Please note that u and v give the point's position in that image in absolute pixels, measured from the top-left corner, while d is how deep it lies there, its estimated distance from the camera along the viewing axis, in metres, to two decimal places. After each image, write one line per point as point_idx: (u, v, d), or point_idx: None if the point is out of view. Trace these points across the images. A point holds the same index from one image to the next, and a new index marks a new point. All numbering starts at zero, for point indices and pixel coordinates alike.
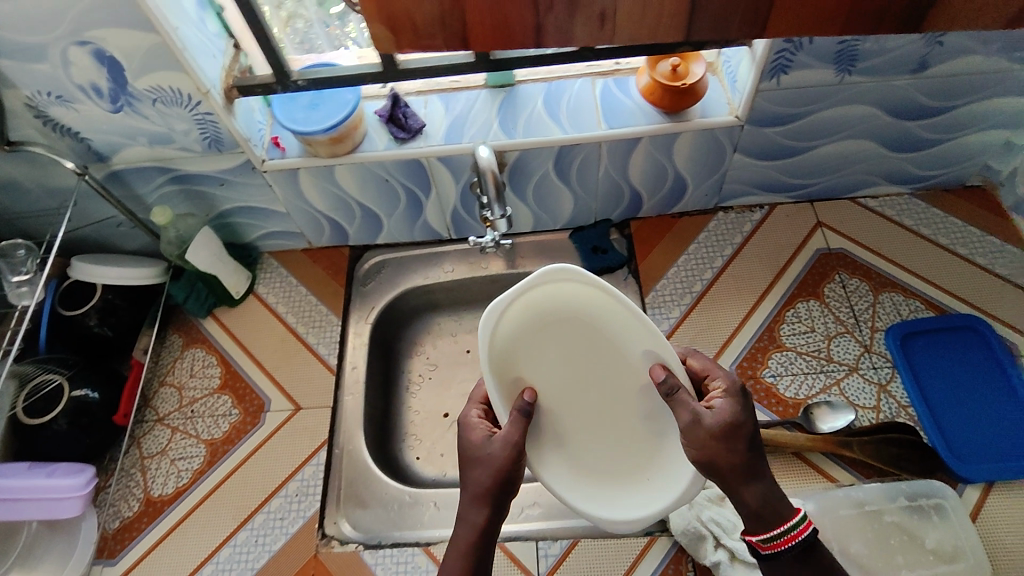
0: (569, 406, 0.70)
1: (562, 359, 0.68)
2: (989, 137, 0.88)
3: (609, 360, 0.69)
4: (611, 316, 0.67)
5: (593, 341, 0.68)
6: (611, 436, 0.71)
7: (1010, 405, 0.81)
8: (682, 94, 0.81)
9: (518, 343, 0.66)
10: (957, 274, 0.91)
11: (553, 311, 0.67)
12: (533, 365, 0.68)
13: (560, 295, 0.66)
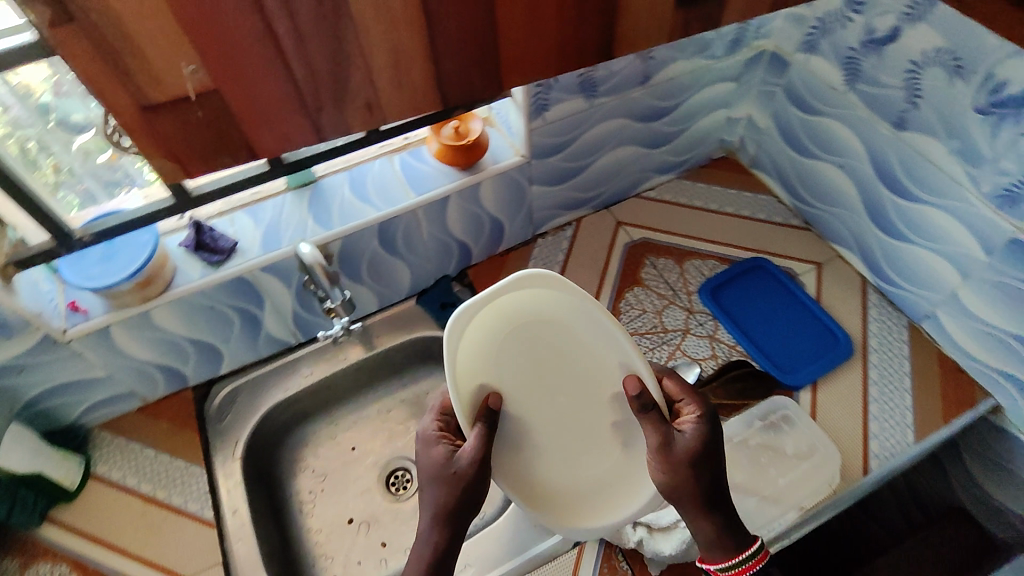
0: (539, 418, 0.71)
1: (536, 371, 0.68)
2: (713, 118, 1.09)
3: (580, 370, 0.70)
4: (588, 327, 0.68)
5: (569, 350, 0.69)
6: (585, 449, 0.73)
7: (806, 316, 0.99)
8: (470, 150, 0.90)
9: (489, 352, 0.66)
10: (733, 228, 1.10)
11: (526, 320, 0.66)
12: (504, 380, 0.68)
13: (539, 303, 0.66)
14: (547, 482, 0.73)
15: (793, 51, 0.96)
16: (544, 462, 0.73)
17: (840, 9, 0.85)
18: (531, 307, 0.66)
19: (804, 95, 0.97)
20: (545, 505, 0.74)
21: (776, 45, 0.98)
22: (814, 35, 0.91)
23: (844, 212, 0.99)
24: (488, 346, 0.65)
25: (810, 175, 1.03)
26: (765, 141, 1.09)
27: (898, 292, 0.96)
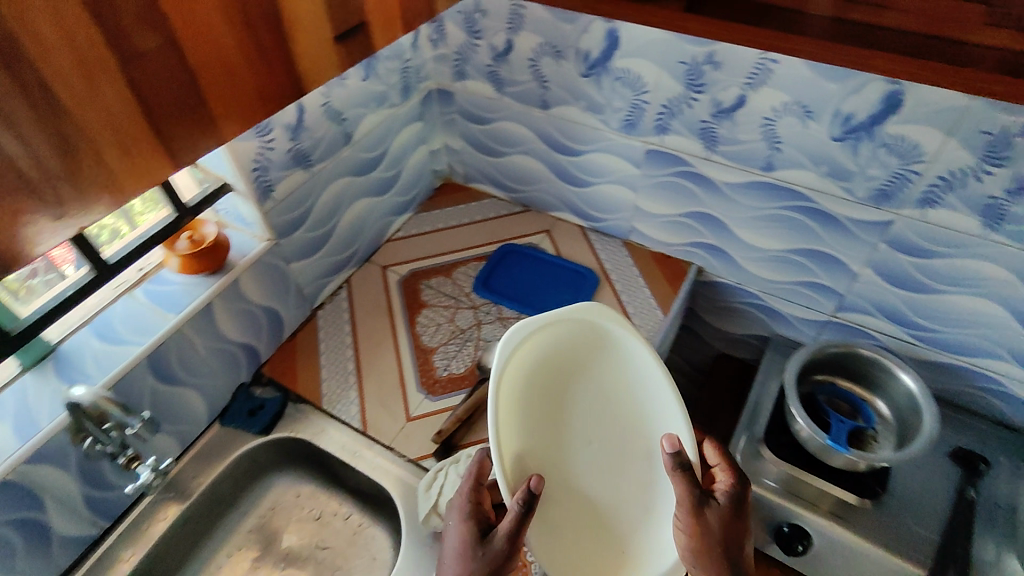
0: (580, 467, 0.78)
1: (560, 413, 0.78)
2: (418, 155, 1.26)
3: (619, 421, 0.79)
4: (620, 373, 0.80)
5: (595, 392, 0.80)
6: (627, 506, 0.78)
7: (558, 269, 1.19)
8: (212, 252, 0.91)
9: (521, 389, 0.76)
10: (475, 232, 1.27)
11: (557, 357, 0.79)
12: (533, 428, 0.76)
13: (565, 338, 0.80)
14: (589, 550, 0.76)
15: (452, 82, 1.19)
16: (585, 525, 0.77)
17: (467, 41, 1.09)
18: (552, 342, 0.79)
19: (475, 111, 1.20)
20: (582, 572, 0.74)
21: (437, 82, 1.20)
22: (459, 64, 1.14)
23: (544, 185, 1.24)
24: (521, 383, 0.76)
25: (509, 169, 1.26)
26: (466, 158, 1.31)
27: (605, 224, 1.22)
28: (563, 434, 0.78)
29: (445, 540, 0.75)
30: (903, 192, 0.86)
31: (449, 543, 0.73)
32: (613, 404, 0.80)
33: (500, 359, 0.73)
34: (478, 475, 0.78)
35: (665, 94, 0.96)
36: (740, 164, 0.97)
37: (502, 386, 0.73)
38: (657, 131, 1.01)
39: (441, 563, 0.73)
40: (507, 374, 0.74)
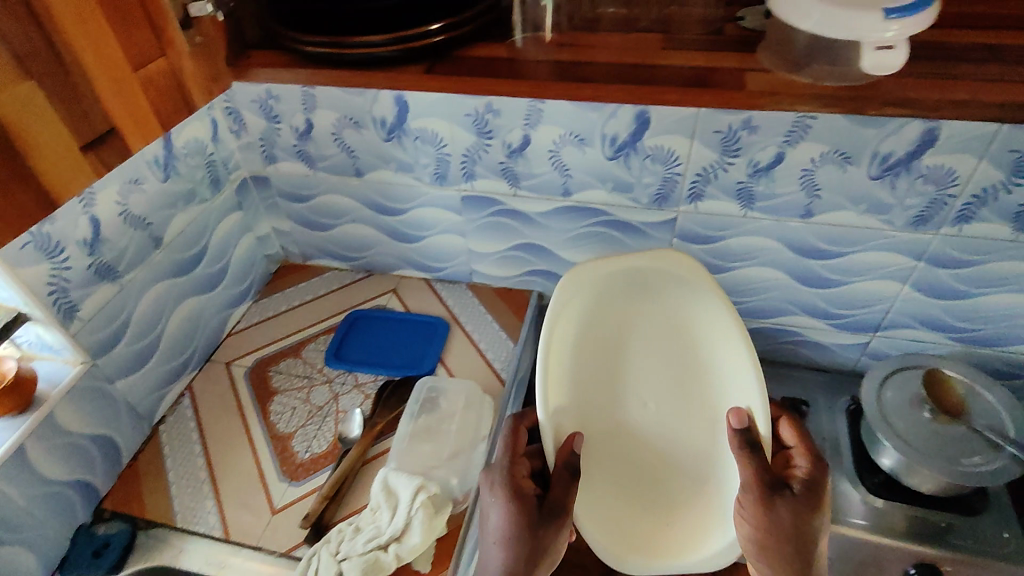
0: (629, 400, 0.91)
1: (619, 340, 0.92)
2: (245, 244, 1.24)
3: (683, 376, 0.91)
4: (705, 323, 0.90)
5: (661, 329, 0.92)
6: (692, 465, 0.88)
7: (407, 323, 1.21)
8: (16, 389, 0.83)
9: (581, 322, 0.89)
10: (319, 306, 1.27)
11: (643, 280, 0.90)
12: (585, 361, 0.89)
13: (640, 263, 0.89)
14: (629, 495, 0.88)
15: (264, 168, 1.18)
16: (630, 496, 0.87)
17: (268, 126, 1.10)
18: (628, 266, 0.89)
19: (293, 191, 1.20)
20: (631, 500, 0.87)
21: (249, 170, 1.19)
22: (266, 149, 1.15)
23: (378, 248, 1.25)
24: (607, 281, 0.90)
25: (341, 239, 1.27)
26: (297, 237, 1.30)
27: (444, 273, 1.26)
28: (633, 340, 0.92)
29: (486, 518, 0.79)
30: (676, 190, 1.00)
31: (490, 513, 0.78)
32: (676, 330, 0.92)
33: (560, 294, 0.87)
34: (515, 448, 0.83)
35: (461, 145, 1.03)
36: (543, 193, 1.07)
37: (563, 308, 0.87)
38: (466, 178, 1.08)
39: (485, 537, 0.78)
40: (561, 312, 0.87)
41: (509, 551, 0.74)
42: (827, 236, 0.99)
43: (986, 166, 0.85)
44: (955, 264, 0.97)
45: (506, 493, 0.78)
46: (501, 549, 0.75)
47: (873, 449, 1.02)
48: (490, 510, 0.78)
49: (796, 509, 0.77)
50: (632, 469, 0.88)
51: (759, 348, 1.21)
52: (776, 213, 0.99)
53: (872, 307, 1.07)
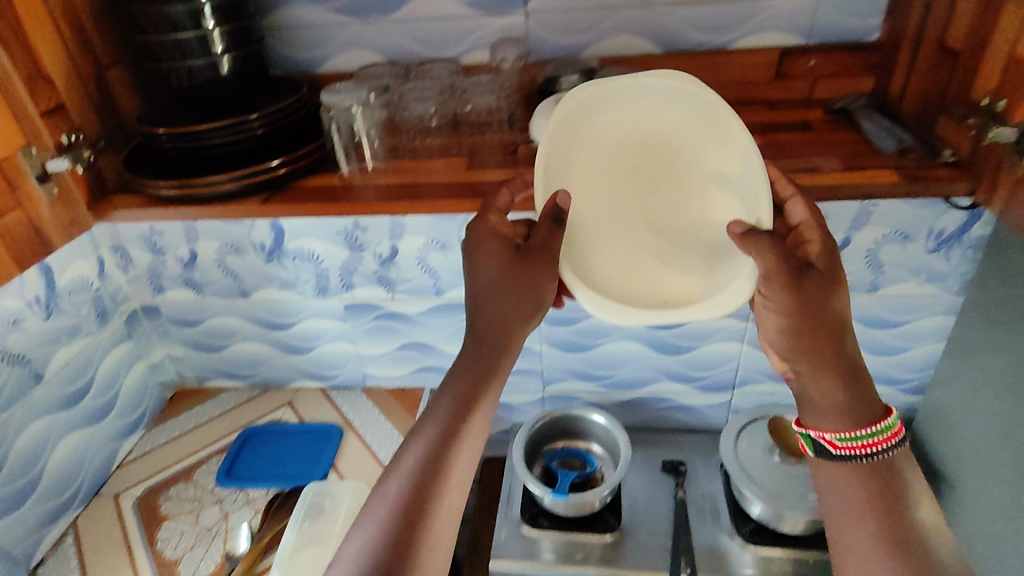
0: (635, 190, 0.70)
1: (664, 154, 0.69)
2: (136, 373, 1.26)
3: (681, 177, 0.69)
4: (692, 157, 0.69)
5: (667, 174, 0.70)
6: (699, 254, 0.68)
7: (300, 434, 1.24)
8: None
9: (632, 121, 0.70)
10: (214, 427, 1.28)
11: (637, 111, 0.70)
12: (588, 156, 0.69)
13: (644, 94, 0.69)
14: (674, 267, 0.68)
15: (153, 298, 1.23)
16: (653, 243, 0.69)
17: (154, 259, 1.17)
18: (657, 97, 0.69)
19: (183, 316, 1.26)
20: (632, 295, 0.66)
21: (140, 301, 1.24)
22: (154, 280, 1.20)
23: (271, 363, 1.30)
24: (606, 154, 0.70)
25: (235, 358, 1.31)
26: (191, 360, 1.33)
27: (338, 379, 1.31)
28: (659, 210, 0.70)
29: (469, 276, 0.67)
30: None
31: (483, 261, 0.65)
32: (671, 158, 0.69)
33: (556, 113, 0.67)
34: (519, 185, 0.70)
35: (336, 260, 1.12)
36: (417, 296, 1.16)
37: (578, 152, 0.69)
38: (345, 289, 1.16)
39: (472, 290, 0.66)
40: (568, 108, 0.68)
41: (487, 293, 0.63)
42: None
43: None
44: None
45: (494, 261, 0.65)
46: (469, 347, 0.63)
47: (743, 499, 1.07)
48: (483, 272, 0.64)
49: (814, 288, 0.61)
50: (641, 256, 0.69)
51: (638, 418, 1.30)
52: None
53: (722, 366, 1.20)
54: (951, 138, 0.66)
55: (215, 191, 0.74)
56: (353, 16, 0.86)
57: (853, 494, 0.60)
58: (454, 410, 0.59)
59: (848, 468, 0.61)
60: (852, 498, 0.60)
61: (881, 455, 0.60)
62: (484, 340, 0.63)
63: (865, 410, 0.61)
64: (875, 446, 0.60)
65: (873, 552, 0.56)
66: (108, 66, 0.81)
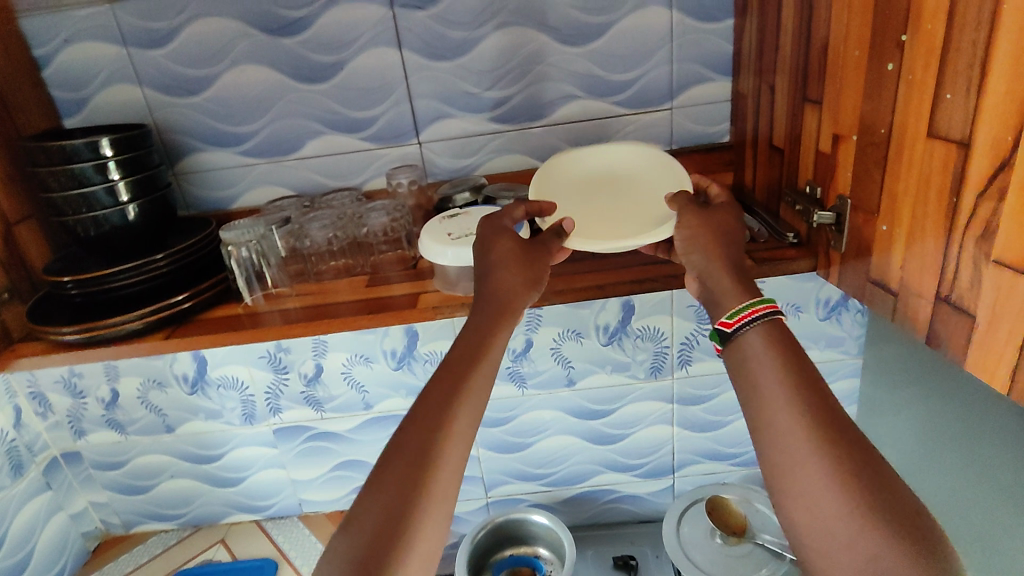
0: (592, 203, 0.78)
1: (624, 187, 0.79)
2: (55, 527, 1.19)
3: (635, 199, 0.77)
4: (650, 188, 0.78)
5: (623, 197, 0.78)
6: (631, 229, 0.73)
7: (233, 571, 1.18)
8: None
9: (609, 168, 0.81)
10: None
11: (609, 171, 0.81)
12: (567, 185, 0.80)
13: (614, 161, 0.81)
14: (612, 235, 0.73)
15: (74, 442, 1.20)
16: (594, 221, 0.76)
17: (74, 402, 1.15)
18: (626, 159, 0.80)
19: (106, 459, 1.21)
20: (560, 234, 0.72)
21: (59, 448, 1.20)
22: (75, 424, 1.17)
23: (201, 499, 1.26)
24: (579, 183, 0.80)
25: (163, 497, 1.26)
26: (117, 506, 1.27)
27: (274, 508, 1.27)
28: (625, 213, 0.76)
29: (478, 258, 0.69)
30: None
31: (500, 244, 0.68)
32: (629, 190, 0.78)
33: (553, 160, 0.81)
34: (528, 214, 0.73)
35: (262, 384, 1.13)
36: (347, 412, 1.16)
37: (561, 181, 0.80)
38: (273, 413, 1.16)
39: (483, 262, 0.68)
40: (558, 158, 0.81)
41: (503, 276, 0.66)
42: (594, 398, 1.15)
43: (679, 320, 1.08)
44: (699, 399, 1.16)
45: (496, 231, 0.69)
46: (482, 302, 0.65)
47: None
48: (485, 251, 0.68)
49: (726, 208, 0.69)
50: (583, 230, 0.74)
51: (586, 515, 1.27)
52: (546, 388, 1.14)
53: (658, 451, 1.21)
54: (791, 222, 0.75)
55: (116, 333, 0.75)
56: (261, 156, 0.94)
57: (761, 366, 0.55)
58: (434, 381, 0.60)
59: (753, 337, 0.57)
60: (769, 353, 0.55)
61: (768, 320, 0.58)
62: (485, 305, 0.64)
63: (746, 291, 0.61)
64: (763, 314, 0.58)
65: (780, 408, 0.52)
66: (16, 221, 0.85)
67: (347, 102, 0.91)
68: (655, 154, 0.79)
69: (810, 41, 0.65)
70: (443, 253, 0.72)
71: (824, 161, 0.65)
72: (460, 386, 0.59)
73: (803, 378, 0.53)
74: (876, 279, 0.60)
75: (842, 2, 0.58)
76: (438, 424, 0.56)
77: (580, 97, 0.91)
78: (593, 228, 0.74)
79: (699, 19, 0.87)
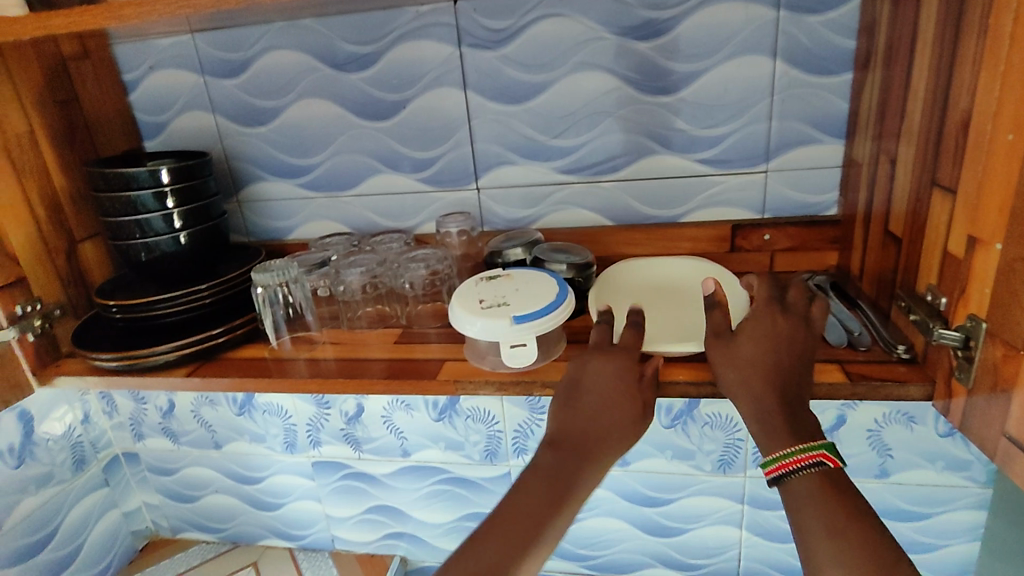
0: (653, 306, 0.73)
1: (684, 295, 0.74)
2: (107, 523, 1.23)
3: (697, 305, 0.72)
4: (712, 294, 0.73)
5: (686, 303, 0.73)
6: (694, 332, 0.67)
7: None
8: None
9: (667, 279, 0.77)
10: None
11: (667, 281, 0.77)
12: (627, 294, 0.75)
13: (670, 273, 0.78)
14: (675, 337, 0.67)
15: (134, 444, 1.24)
16: (656, 322, 0.70)
17: (136, 407, 1.19)
18: (682, 271, 0.77)
19: (160, 465, 1.25)
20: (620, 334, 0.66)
21: (121, 447, 1.25)
22: (135, 427, 1.22)
23: (242, 518, 1.26)
24: (638, 292, 0.76)
25: (208, 509, 1.27)
26: (167, 510, 1.30)
27: (308, 539, 1.24)
28: (683, 316, 0.70)
29: (580, 390, 0.60)
30: (501, 446, 1.04)
31: (607, 390, 0.59)
32: (691, 298, 0.73)
33: (608, 274, 0.78)
34: (622, 351, 0.62)
35: (304, 415, 1.11)
36: (385, 456, 1.11)
37: (622, 291, 0.76)
38: (313, 446, 1.13)
39: (587, 400, 0.59)
40: (613, 273, 0.78)
41: (615, 424, 0.58)
42: (651, 484, 1.02)
43: None
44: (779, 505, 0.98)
45: (618, 368, 0.60)
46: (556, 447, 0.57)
47: None
48: (594, 380, 0.60)
49: (769, 317, 0.61)
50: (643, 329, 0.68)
51: None
52: None
53: (724, 553, 1.04)
54: (906, 333, 0.60)
55: (148, 363, 0.74)
56: (319, 190, 0.92)
57: (816, 512, 0.51)
58: (513, 500, 0.55)
59: (795, 485, 0.53)
60: (817, 504, 0.51)
61: (812, 469, 0.53)
62: (573, 446, 0.57)
63: (789, 428, 0.55)
64: (799, 467, 0.53)
65: (840, 563, 0.48)
66: (82, 239, 0.88)
67: (408, 142, 0.86)
68: (711, 267, 0.76)
69: (946, 113, 0.51)
70: (471, 324, 0.64)
71: (953, 266, 0.50)
72: (547, 519, 0.54)
73: (868, 543, 0.49)
74: (1013, 438, 0.45)
75: (995, 69, 0.44)
76: (519, 556, 0.52)
77: (659, 152, 0.80)
78: (655, 329, 0.68)
79: (809, 71, 0.73)
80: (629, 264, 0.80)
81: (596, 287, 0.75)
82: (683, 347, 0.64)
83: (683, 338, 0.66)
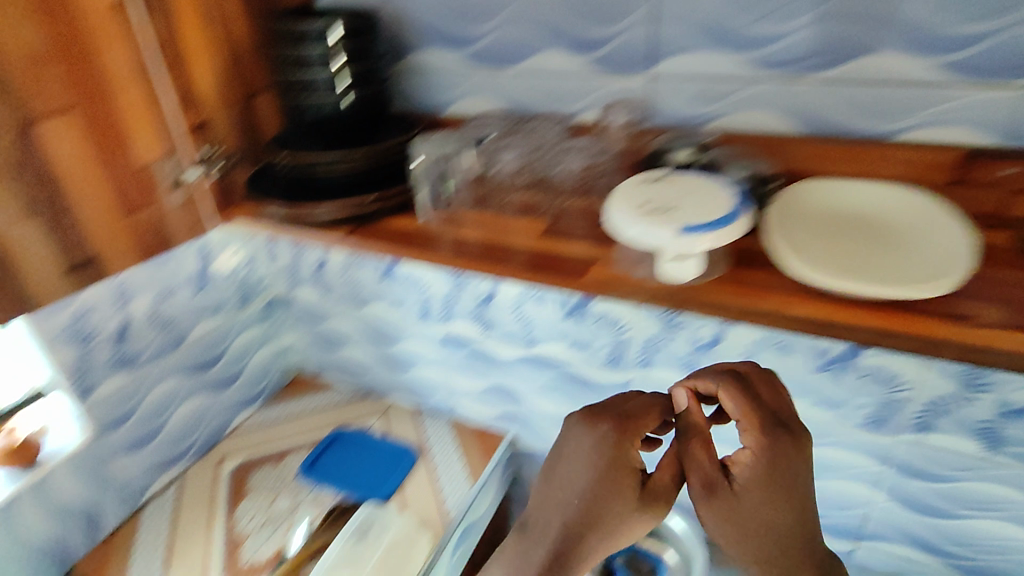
0: (843, 233, 0.63)
1: (884, 226, 0.63)
2: (263, 355, 1.40)
3: (900, 239, 0.61)
4: (919, 230, 0.62)
5: (886, 234, 0.62)
6: (894, 270, 0.57)
7: (380, 452, 1.26)
8: (21, 451, 0.99)
9: (862, 205, 0.66)
10: (310, 421, 1.37)
11: (862, 208, 0.65)
12: (810, 216, 0.65)
13: (867, 198, 0.66)
14: (871, 273, 0.57)
15: (287, 291, 1.37)
16: (846, 253, 0.60)
17: (292, 258, 1.30)
18: (883, 199, 0.66)
19: (308, 313, 1.38)
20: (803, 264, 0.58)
21: (275, 292, 1.38)
22: (292, 276, 1.33)
23: (374, 372, 1.38)
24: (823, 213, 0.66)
25: (346, 359, 1.40)
26: (312, 353, 1.46)
27: (431, 402, 1.34)
28: (882, 249, 0.60)
29: (568, 467, 0.67)
30: (627, 354, 1.02)
31: (592, 469, 0.66)
32: (891, 230, 0.62)
33: (790, 190, 0.68)
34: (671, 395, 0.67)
35: (438, 291, 1.15)
36: (509, 341, 1.13)
37: (804, 210, 0.66)
38: (444, 319, 1.19)
39: (576, 479, 0.66)
40: (796, 189, 0.68)
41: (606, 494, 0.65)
42: None
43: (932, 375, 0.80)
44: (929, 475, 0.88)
45: (602, 459, 0.66)
46: (570, 481, 0.67)
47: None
48: (570, 470, 0.67)
49: (779, 452, 0.61)
50: (831, 259, 0.59)
51: None
52: None
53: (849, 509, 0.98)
54: None
55: (311, 219, 0.78)
56: (483, 63, 0.87)
57: None
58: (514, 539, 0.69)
59: None
60: None
61: None
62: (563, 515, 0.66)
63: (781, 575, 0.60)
64: None
65: None
66: (255, 93, 0.93)
67: (581, 15, 0.78)
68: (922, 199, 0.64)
69: None
70: (631, 227, 0.59)
71: None
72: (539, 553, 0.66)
73: None
74: None
75: None
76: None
77: (879, 51, 0.69)
78: (846, 261, 0.59)
79: None
80: (807, 184, 0.68)
81: (774, 204, 0.66)
82: (881, 288, 0.55)
83: (881, 276, 0.56)
